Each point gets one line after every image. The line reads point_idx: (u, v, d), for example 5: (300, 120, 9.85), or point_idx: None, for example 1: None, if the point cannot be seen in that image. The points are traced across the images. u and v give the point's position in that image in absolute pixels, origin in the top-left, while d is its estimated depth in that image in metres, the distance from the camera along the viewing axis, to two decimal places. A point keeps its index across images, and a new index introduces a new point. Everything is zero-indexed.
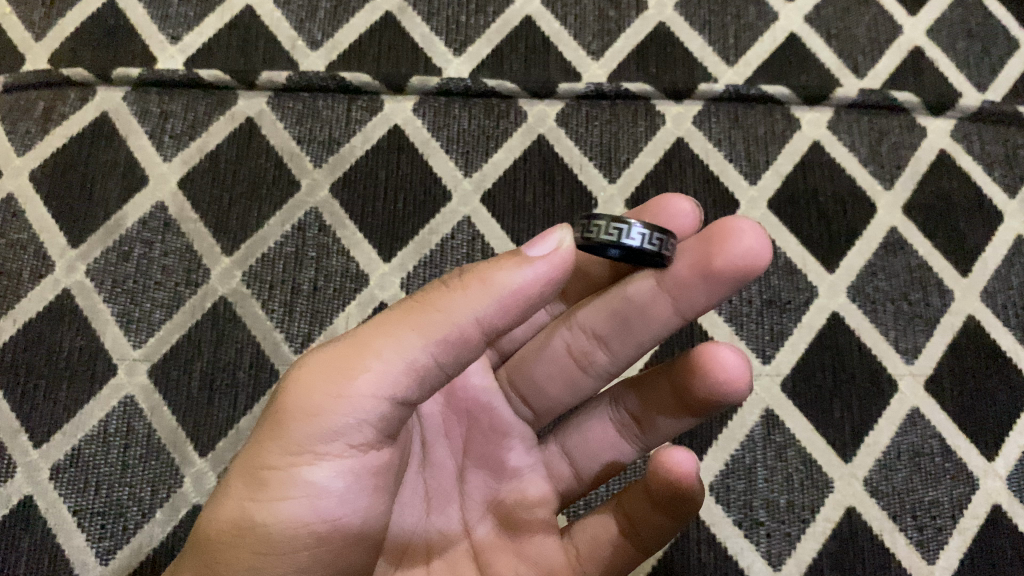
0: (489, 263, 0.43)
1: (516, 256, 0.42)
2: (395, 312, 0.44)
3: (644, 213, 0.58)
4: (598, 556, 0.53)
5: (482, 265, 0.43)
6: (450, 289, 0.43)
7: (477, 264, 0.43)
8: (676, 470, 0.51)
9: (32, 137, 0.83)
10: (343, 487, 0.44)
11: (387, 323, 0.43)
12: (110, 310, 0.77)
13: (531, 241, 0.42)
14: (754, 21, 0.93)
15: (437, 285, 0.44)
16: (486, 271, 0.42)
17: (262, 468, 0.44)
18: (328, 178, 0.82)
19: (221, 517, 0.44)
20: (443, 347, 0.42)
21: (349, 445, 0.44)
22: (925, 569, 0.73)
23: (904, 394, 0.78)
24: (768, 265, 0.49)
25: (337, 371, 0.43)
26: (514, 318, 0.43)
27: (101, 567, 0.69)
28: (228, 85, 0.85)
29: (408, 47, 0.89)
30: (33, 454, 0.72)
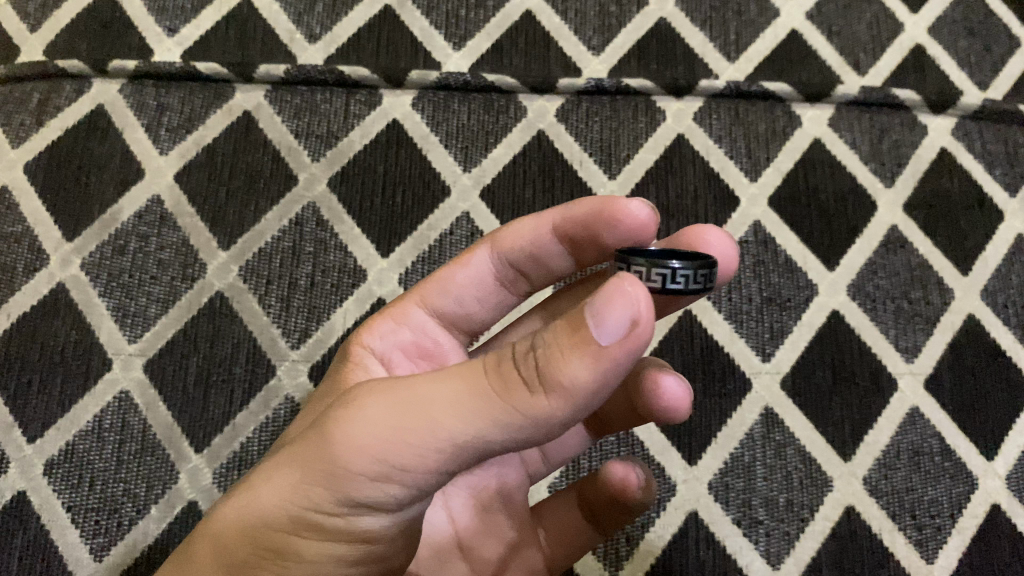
0: (564, 354, 0.36)
1: (590, 350, 0.35)
2: (463, 379, 0.38)
3: (600, 222, 0.51)
4: (565, 541, 0.59)
5: (555, 350, 0.36)
6: (524, 378, 0.36)
7: (550, 342, 0.36)
8: (630, 488, 0.57)
9: (27, 130, 0.82)
10: (389, 534, 0.43)
11: (453, 394, 0.38)
12: (105, 304, 0.76)
13: (596, 304, 0.35)
14: (756, 17, 0.92)
15: (511, 357, 0.37)
16: (560, 367, 0.36)
17: (303, 508, 0.41)
18: (326, 172, 0.82)
19: (251, 538, 0.42)
20: (513, 436, 0.37)
21: (400, 503, 0.41)
22: (925, 568, 0.72)
23: (904, 393, 0.78)
24: (735, 269, 0.52)
25: (392, 435, 0.38)
26: (589, 409, 0.38)
27: (95, 564, 0.68)
28: (226, 78, 0.84)
29: (408, 41, 0.88)
30: (26, 450, 0.71)
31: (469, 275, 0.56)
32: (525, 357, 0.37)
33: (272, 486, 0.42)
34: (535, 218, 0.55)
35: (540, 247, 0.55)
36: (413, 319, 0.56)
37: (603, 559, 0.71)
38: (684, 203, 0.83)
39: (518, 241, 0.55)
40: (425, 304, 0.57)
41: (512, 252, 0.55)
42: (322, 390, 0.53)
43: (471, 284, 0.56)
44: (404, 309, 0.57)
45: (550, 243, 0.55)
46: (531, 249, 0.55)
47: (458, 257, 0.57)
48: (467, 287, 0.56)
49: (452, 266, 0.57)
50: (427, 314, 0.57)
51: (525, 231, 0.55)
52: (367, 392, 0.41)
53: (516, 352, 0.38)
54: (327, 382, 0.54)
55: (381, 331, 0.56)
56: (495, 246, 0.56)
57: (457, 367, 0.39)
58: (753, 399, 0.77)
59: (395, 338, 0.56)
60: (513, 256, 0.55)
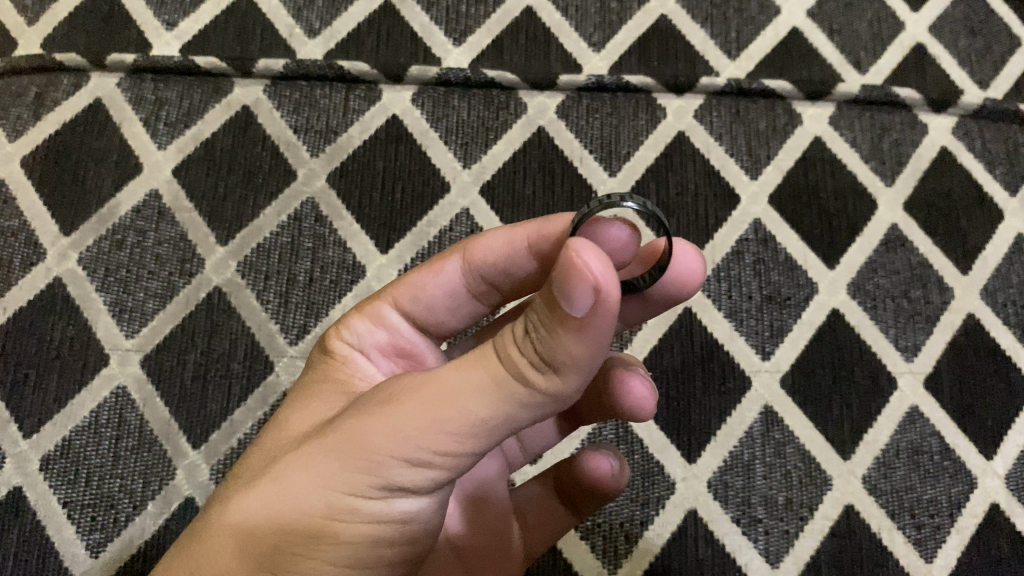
0: (556, 331, 0.37)
1: (570, 324, 0.36)
2: (478, 366, 0.39)
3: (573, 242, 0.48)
4: (544, 525, 0.62)
5: (545, 330, 0.37)
6: (530, 360, 0.38)
7: (538, 323, 0.38)
8: (600, 476, 0.59)
9: (24, 124, 0.81)
10: (418, 520, 0.44)
11: (472, 380, 0.39)
12: (103, 299, 0.76)
13: (556, 277, 0.36)
14: (757, 15, 0.92)
15: (511, 340, 0.39)
16: (557, 345, 0.37)
17: (338, 499, 0.41)
18: (325, 168, 0.81)
19: (282, 529, 0.41)
20: (537, 413, 0.39)
21: (430, 487, 0.41)
22: (923, 568, 0.72)
23: (903, 392, 0.78)
24: (701, 280, 0.54)
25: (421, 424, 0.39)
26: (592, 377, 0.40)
27: (91, 560, 0.68)
28: (225, 73, 0.84)
29: (408, 37, 0.88)
30: (23, 445, 0.71)
31: (441, 283, 0.53)
32: (523, 340, 0.38)
33: (302, 482, 0.41)
34: (510, 235, 0.51)
35: (514, 262, 0.52)
36: (388, 319, 0.54)
37: (603, 557, 0.71)
38: (684, 201, 0.83)
39: (493, 257, 0.52)
40: (396, 305, 0.54)
41: (485, 267, 0.52)
42: (305, 385, 0.51)
43: (442, 293, 0.53)
44: (376, 306, 0.54)
45: (523, 258, 0.52)
46: (506, 265, 0.52)
47: (430, 262, 0.54)
48: (439, 295, 0.53)
49: (421, 271, 0.54)
50: (401, 315, 0.54)
51: (499, 245, 0.51)
52: (392, 388, 0.41)
53: (511, 335, 0.39)
54: (309, 376, 0.52)
55: (357, 325, 0.53)
56: (467, 257, 0.52)
57: (469, 355, 0.40)
58: (753, 397, 0.76)
59: (373, 336, 0.53)
60: (485, 269, 0.52)
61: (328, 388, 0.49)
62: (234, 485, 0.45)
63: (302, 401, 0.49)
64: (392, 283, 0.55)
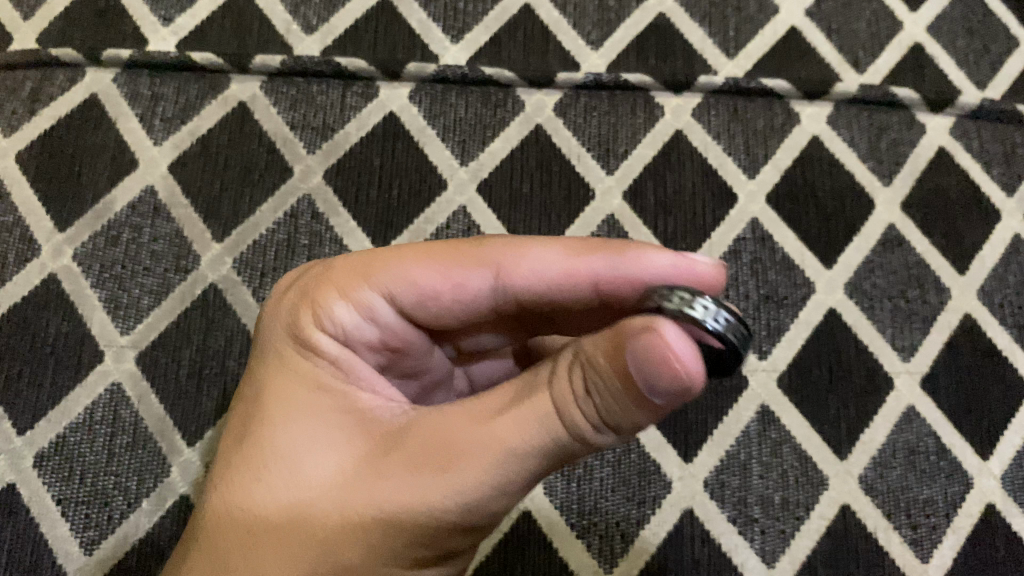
0: (625, 404, 0.41)
1: (638, 399, 0.40)
2: (539, 426, 0.42)
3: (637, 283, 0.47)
4: None
5: (612, 400, 0.41)
6: (591, 423, 0.42)
7: (602, 389, 0.41)
8: None
9: (19, 119, 0.81)
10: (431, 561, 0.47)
11: (532, 443, 0.42)
12: (97, 295, 0.75)
13: (641, 351, 0.38)
14: (755, 13, 0.92)
15: (573, 400, 0.42)
16: (620, 414, 0.42)
17: (391, 565, 0.42)
18: (322, 165, 0.81)
19: None
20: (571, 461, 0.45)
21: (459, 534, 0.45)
22: (919, 568, 0.72)
23: (900, 392, 0.78)
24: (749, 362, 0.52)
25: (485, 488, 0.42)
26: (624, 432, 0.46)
27: (85, 557, 0.67)
28: (222, 69, 0.84)
29: (406, 33, 0.88)
30: (17, 441, 0.70)
31: (463, 292, 0.48)
32: (585, 403, 0.42)
33: (358, 552, 0.41)
34: (562, 262, 0.48)
35: (562, 292, 0.48)
36: (384, 317, 0.49)
37: (598, 556, 0.71)
38: (682, 200, 0.83)
39: (538, 284, 0.48)
40: (393, 298, 0.48)
41: (524, 292, 0.48)
42: (286, 397, 0.46)
43: (461, 306, 0.49)
44: (365, 295, 0.48)
45: (577, 288, 0.48)
46: (547, 293, 0.48)
47: (444, 263, 0.48)
48: (457, 309, 0.49)
49: (432, 274, 0.48)
50: (395, 310, 0.49)
51: (548, 269, 0.48)
52: (444, 445, 0.43)
53: (571, 395, 0.43)
54: (291, 386, 0.47)
55: (343, 317, 0.48)
56: (503, 277, 0.48)
57: (525, 412, 0.43)
58: (750, 396, 0.76)
59: (362, 331, 0.49)
60: (522, 294, 0.48)
61: (324, 403, 0.46)
62: (251, 548, 0.42)
63: (295, 424, 0.45)
64: (385, 268, 0.48)
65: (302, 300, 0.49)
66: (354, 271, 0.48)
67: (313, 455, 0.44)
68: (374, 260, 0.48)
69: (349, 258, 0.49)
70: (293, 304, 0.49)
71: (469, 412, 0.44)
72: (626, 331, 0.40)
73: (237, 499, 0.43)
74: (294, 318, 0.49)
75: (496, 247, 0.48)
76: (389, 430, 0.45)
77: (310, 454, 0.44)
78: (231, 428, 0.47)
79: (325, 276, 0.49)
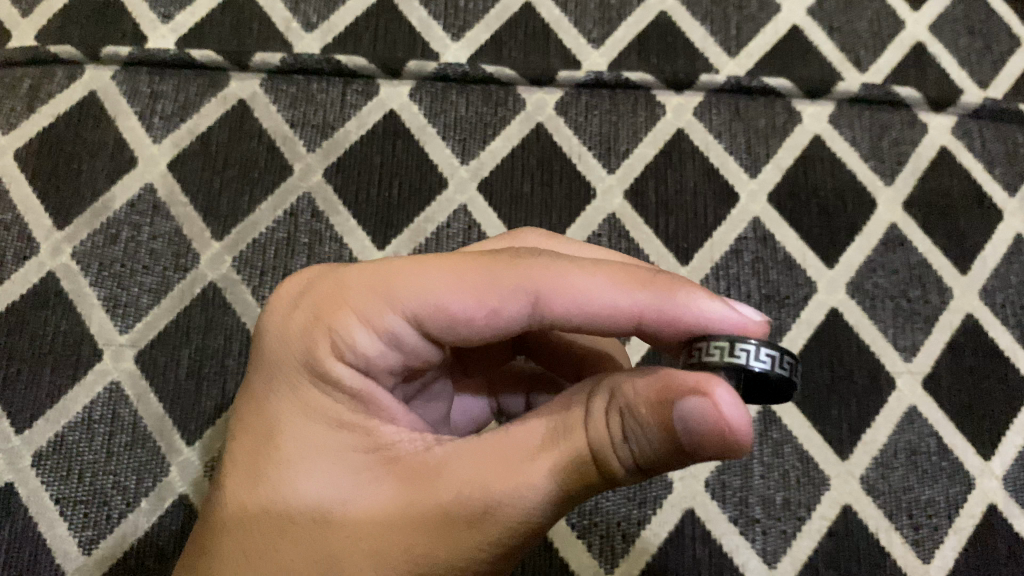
0: (664, 454, 0.41)
1: (681, 453, 0.40)
2: (571, 470, 0.42)
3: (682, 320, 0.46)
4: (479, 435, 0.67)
5: (650, 448, 0.41)
6: (626, 468, 0.42)
7: (642, 437, 0.41)
8: None
9: (18, 116, 0.81)
10: None
11: (563, 486, 0.42)
12: (96, 293, 0.75)
13: (693, 416, 0.39)
14: (757, 12, 0.92)
15: (611, 445, 0.42)
16: (656, 462, 0.41)
17: None
18: (322, 163, 0.81)
19: None
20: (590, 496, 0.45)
21: None
22: (920, 569, 0.72)
23: (902, 392, 0.78)
24: None
25: (510, 535, 0.41)
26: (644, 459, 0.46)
27: (83, 557, 0.67)
28: (221, 66, 0.83)
29: (406, 31, 0.87)
30: (15, 440, 0.70)
31: (495, 319, 0.46)
32: (622, 450, 0.41)
33: None
34: (606, 288, 0.46)
35: (603, 321, 0.46)
36: (408, 342, 0.46)
37: (599, 557, 0.70)
38: (683, 199, 0.83)
39: (580, 311, 0.46)
40: (418, 323, 0.46)
41: (563, 318, 0.46)
42: (304, 434, 0.44)
43: (494, 331, 0.46)
44: (388, 321, 0.45)
45: (613, 318, 0.46)
46: (585, 321, 0.46)
47: (479, 287, 0.45)
48: (491, 334, 0.47)
49: (466, 300, 0.45)
50: (420, 333, 0.46)
51: (586, 297, 0.46)
52: (471, 492, 0.41)
53: (608, 439, 0.42)
54: (308, 421, 0.45)
55: (364, 345, 0.45)
56: (540, 303, 0.46)
57: (557, 455, 0.42)
58: None
59: (383, 357, 0.46)
60: (560, 321, 0.46)
61: (344, 440, 0.45)
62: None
63: (314, 464, 0.44)
64: (410, 291, 0.45)
65: (317, 323, 0.46)
66: (375, 294, 0.45)
67: (335, 498, 0.43)
68: (396, 284, 0.45)
69: (367, 276, 0.46)
70: (307, 326, 0.46)
71: (498, 453, 0.43)
72: (681, 389, 0.39)
73: (255, 543, 0.43)
74: (308, 344, 0.46)
75: (534, 270, 0.46)
76: (412, 470, 0.43)
77: (332, 498, 0.43)
78: (242, 461, 0.45)
79: (342, 297, 0.46)
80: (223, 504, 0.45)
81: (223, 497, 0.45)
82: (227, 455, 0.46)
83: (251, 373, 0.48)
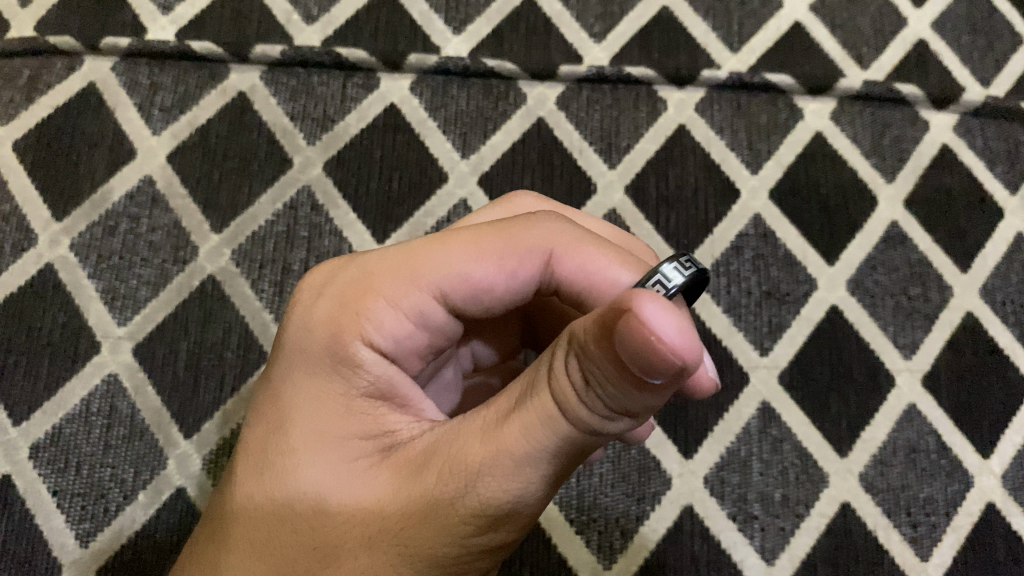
0: (627, 390, 0.36)
1: (638, 381, 0.36)
2: (544, 431, 0.39)
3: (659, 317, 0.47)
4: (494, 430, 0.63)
5: (613, 386, 0.37)
6: (600, 416, 0.38)
7: (603, 381, 0.37)
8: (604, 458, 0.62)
9: (17, 107, 0.80)
10: None
11: (543, 451, 0.39)
12: (94, 286, 0.75)
13: (623, 333, 0.34)
14: (759, 8, 0.91)
15: (574, 394, 0.38)
16: (630, 402, 0.37)
17: None
18: (321, 156, 0.81)
19: None
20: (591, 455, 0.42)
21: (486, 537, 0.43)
22: (919, 566, 0.72)
23: (902, 390, 0.77)
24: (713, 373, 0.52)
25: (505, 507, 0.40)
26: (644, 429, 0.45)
27: (81, 550, 0.67)
28: (221, 58, 0.83)
29: (407, 24, 0.87)
30: (11, 432, 0.70)
31: (510, 285, 0.48)
32: (586, 396, 0.38)
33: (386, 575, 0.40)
34: (615, 264, 0.49)
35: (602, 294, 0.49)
36: (431, 319, 0.48)
37: (597, 553, 0.70)
38: (683, 195, 0.82)
39: (587, 280, 0.49)
40: (443, 298, 0.47)
41: (569, 282, 0.49)
42: (310, 423, 0.44)
43: (511, 297, 0.49)
44: (411, 299, 0.47)
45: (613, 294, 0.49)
46: (586, 292, 0.49)
47: (501, 253, 0.48)
48: (506, 300, 0.49)
49: (487, 266, 0.47)
50: (445, 309, 0.48)
51: (591, 263, 0.49)
52: (458, 472, 0.40)
53: (572, 391, 0.38)
54: (315, 409, 0.44)
55: (379, 321, 0.46)
56: (552, 265, 0.49)
57: (532, 419, 0.39)
58: (750, 393, 0.76)
59: (404, 336, 0.47)
60: (566, 287, 0.49)
61: (335, 421, 0.44)
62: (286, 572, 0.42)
63: (318, 453, 0.43)
64: (437, 266, 0.47)
65: (341, 309, 0.46)
66: (403, 274, 0.47)
67: (332, 480, 0.43)
68: (424, 261, 0.47)
69: (391, 259, 0.47)
70: (327, 314, 0.47)
71: (484, 430, 0.40)
72: (612, 310, 0.35)
73: (264, 534, 0.43)
74: (313, 330, 0.46)
75: (546, 235, 0.49)
76: (407, 454, 0.42)
77: (329, 480, 0.43)
78: (251, 452, 0.45)
79: (359, 280, 0.47)
80: (233, 496, 0.45)
81: (232, 493, 0.45)
82: (238, 447, 0.46)
83: (270, 362, 0.48)
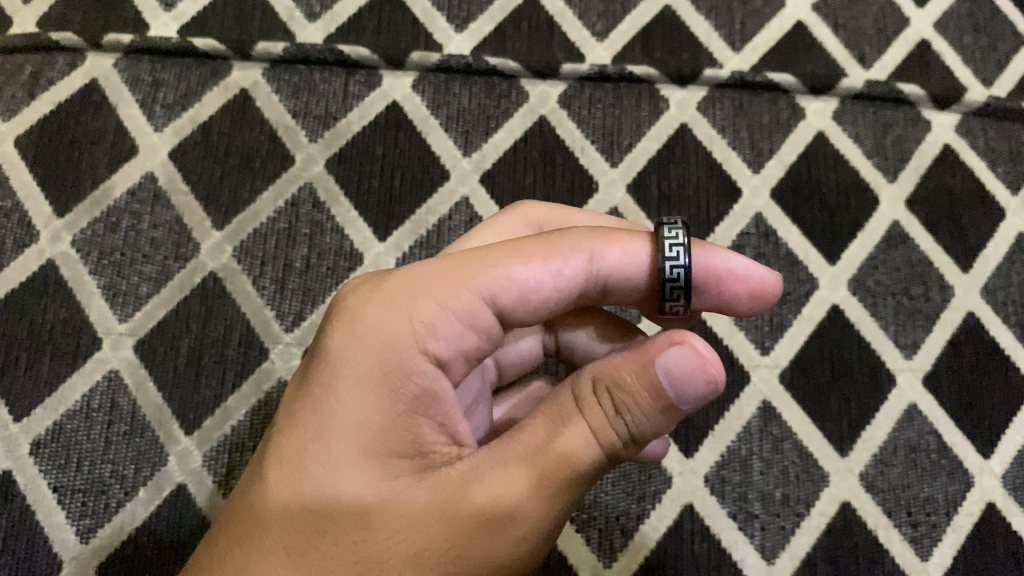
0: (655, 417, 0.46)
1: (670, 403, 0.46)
2: (576, 449, 0.45)
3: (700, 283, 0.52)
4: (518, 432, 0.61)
5: (641, 411, 0.46)
6: (624, 438, 0.46)
7: (633, 406, 0.46)
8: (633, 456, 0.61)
9: (18, 103, 0.80)
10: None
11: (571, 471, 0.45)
12: (95, 282, 0.75)
13: (675, 357, 0.46)
14: (762, 7, 0.91)
15: (604, 417, 0.46)
16: (649, 426, 0.46)
17: None
18: (323, 153, 0.81)
19: None
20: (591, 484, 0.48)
21: None
22: (919, 566, 0.72)
23: (903, 390, 0.77)
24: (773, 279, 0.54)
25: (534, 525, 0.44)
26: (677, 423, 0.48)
27: (81, 546, 0.67)
28: (223, 55, 0.83)
29: (409, 22, 0.87)
30: (12, 428, 0.70)
31: (557, 282, 0.48)
32: (619, 420, 0.46)
33: None
34: (646, 263, 0.51)
35: (633, 283, 0.51)
36: (480, 322, 0.48)
37: (598, 551, 0.70)
38: (685, 194, 0.82)
39: (624, 278, 0.50)
40: (492, 301, 0.47)
41: (611, 275, 0.50)
42: (357, 436, 0.43)
43: (558, 296, 0.49)
44: (461, 302, 0.47)
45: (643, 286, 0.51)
46: (624, 282, 0.50)
47: (546, 254, 0.48)
48: (552, 302, 0.49)
49: (532, 267, 0.48)
50: (492, 312, 0.48)
51: (629, 252, 0.50)
52: (501, 491, 0.44)
53: (605, 415, 0.46)
54: (363, 422, 0.44)
55: (430, 327, 0.46)
56: (594, 260, 0.49)
57: (568, 441, 0.45)
58: (751, 392, 0.76)
59: (452, 343, 0.47)
60: (608, 280, 0.50)
61: (384, 436, 0.44)
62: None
63: (365, 466, 0.43)
64: (485, 270, 0.47)
65: (393, 316, 0.46)
66: (455, 278, 0.47)
67: (378, 494, 0.43)
68: (473, 265, 0.47)
69: (441, 266, 0.48)
70: (379, 320, 0.46)
71: (525, 451, 0.45)
72: (665, 341, 0.47)
73: (297, 538, 0.42)
74: (363, 335, 0.45)
75: (585, 235, 0.50)
76: (451, 474, 0.45)
77: (375, 493, 0.43)
78: (285, 457, 0.44)
79: (409, 287, 0.47)
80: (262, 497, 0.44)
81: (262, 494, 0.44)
82: (271, 448, 0.45)
83: (312, 366, 0.46)
